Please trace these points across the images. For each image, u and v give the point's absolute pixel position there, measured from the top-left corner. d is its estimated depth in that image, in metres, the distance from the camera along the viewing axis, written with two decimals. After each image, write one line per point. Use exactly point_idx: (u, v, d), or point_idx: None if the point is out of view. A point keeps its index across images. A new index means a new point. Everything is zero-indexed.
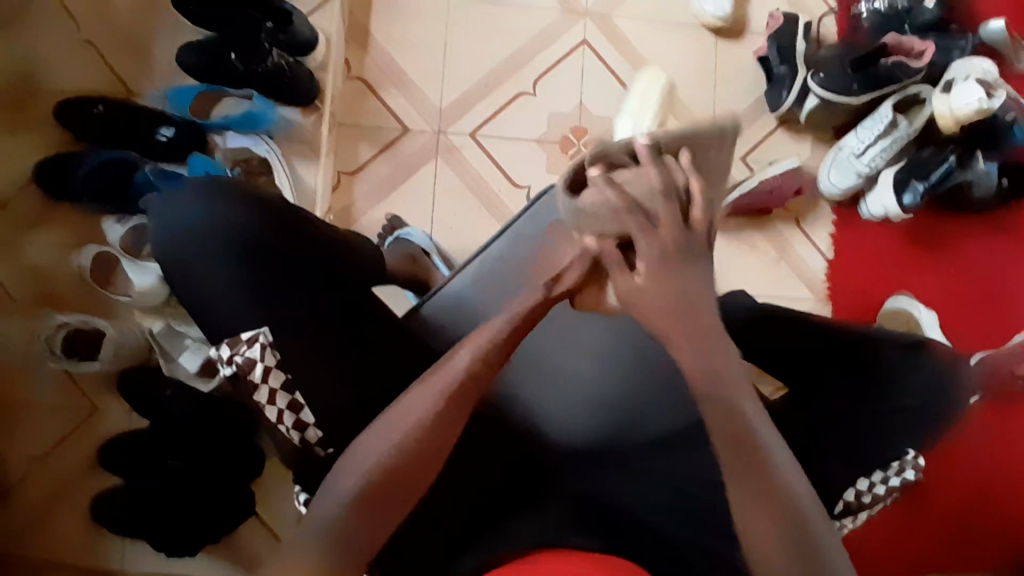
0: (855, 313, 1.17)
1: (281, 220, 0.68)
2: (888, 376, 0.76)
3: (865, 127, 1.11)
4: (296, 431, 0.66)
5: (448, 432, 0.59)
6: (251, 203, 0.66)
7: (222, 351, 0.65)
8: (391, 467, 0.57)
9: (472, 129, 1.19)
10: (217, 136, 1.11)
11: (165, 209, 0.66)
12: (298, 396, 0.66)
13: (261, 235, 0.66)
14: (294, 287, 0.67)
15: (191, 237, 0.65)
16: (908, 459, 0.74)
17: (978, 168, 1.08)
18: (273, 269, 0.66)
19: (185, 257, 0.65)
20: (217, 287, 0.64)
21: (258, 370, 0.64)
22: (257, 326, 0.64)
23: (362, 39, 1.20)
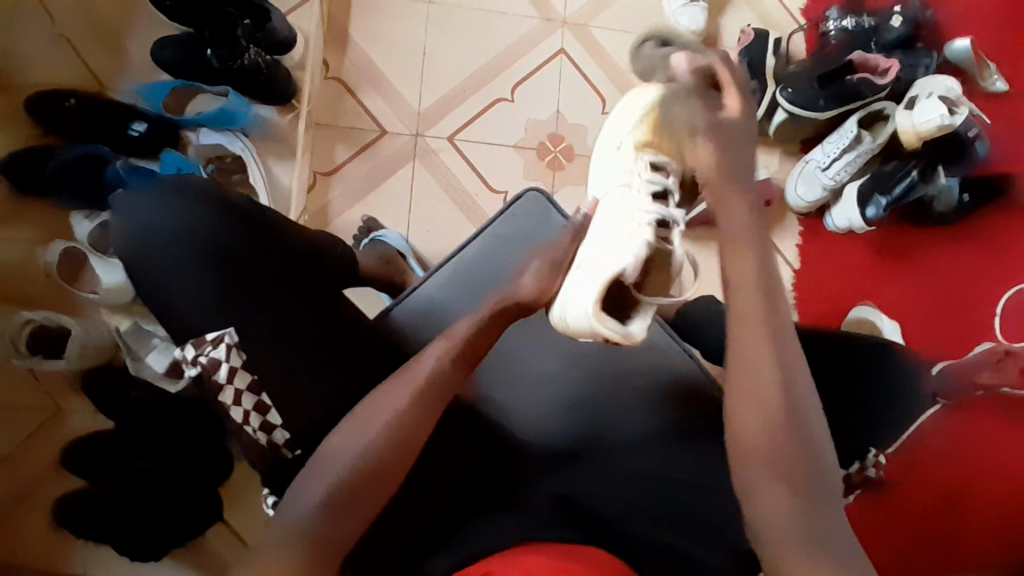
0: (822, 321, 1.20)
1: (252, 223, 0.68)
2: (853, 376, 0.78)
3: (831, 142, 1.15)
4: (263, 433, 0.66)
5: (421, 430, 0.61)
6: (220, 206, 0.67)
7: (187, 351, 0.65)
8: (367, 464, 0.58)
9: (450, 134, 1.20)
10: (190, 133, 1.10)
11: (129, 208, 0.66)
12: (264, 397, 0.65)
13: (236, 232, 0.67)
14: (275, 282, 0.67)
15: (164, 232, 0.64)
16: (869, 459, 0.78)
17: (940, 182, 1.11)
18: (244, 272, 0.66)
19: (154, 259, 0.64)
20: (189, 289, 0.65)
21: (224, 370, 0.64)
22: (223, 326, 0.64)
23: (341, 39, 1.20)
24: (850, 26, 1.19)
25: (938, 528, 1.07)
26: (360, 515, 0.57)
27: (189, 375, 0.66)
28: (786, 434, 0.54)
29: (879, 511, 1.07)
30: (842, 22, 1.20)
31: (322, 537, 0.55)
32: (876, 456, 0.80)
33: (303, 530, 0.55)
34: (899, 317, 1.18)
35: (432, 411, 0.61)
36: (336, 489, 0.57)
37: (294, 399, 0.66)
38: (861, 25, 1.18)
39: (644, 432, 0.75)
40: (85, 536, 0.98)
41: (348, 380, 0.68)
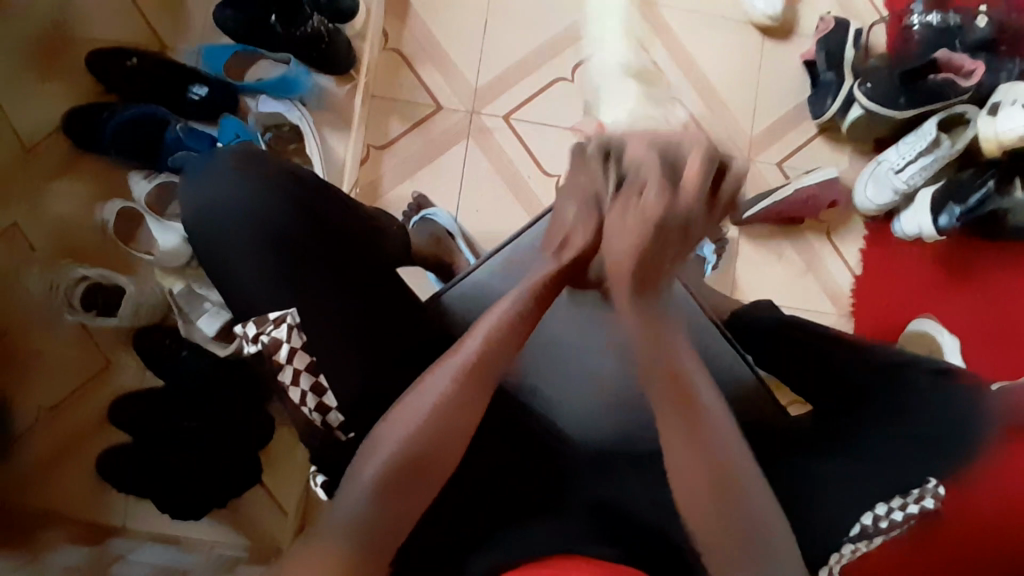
0: (876, 330, 1.16)
1: (316, 208, 0.67)
2: (914, 399, 0.74)
3: (907, 143, 1.10)
4: (318, 414, 0.66)
5: (460, 424, 0.59)
6: (286, 186, 0.67)
7: (249, 329, 0.64)
8: (408, 455, 0.57)
9: (505, 113, 1.17)
10: (250, 99, 1.10)
11: (202, 181, 0.67)
12: (322, 379, 0.65)
13: (298, 215, 0.66)
14: (332, 267, 0.66)
15: (230, 214, 0.65)
16: (928, 487, 0.69)
17: (1018, 195, 1.04)
18: (306, 252, 0.65)
19: (217, 232, 0.65)
20: (246, 265, 0.64)
21: (284, 350, 0.63)
22: (285, 307, 0.64)
23: (402, 9, 1.17)
24: (935, 23, 1.12)
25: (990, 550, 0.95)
26: (401, 514, 0.56)
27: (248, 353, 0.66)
28: (705, 497, 0.55)
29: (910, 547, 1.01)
30: (927, 18, 1.12)
31: (364, 533, 0.55)
32: (937, 488, 0.69)
33: (348, 530, 0.54)
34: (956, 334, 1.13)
35: (482, 392, 0.61)
36: (381, 479, 0.56)
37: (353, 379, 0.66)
38: (947, 22, 1.11)
39: (644, 449, 0.73)
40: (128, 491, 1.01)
41: (398, 370, 0.68)
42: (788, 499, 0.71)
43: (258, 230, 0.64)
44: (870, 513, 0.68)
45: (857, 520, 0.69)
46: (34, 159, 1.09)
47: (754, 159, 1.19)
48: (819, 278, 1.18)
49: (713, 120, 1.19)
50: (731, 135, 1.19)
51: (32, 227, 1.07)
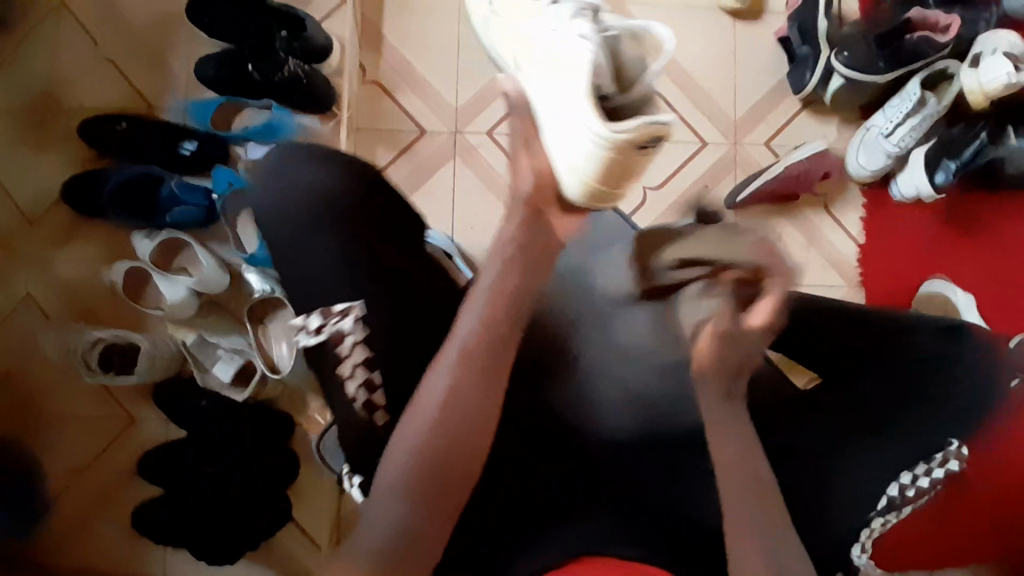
0: (886, 296, 1.14)
1: (370, 188, 0.73)
2: (939, 359, 0.73)
3: (893, 106, 1.09)
4: (366, 410, 0.67)
5: (473, 414, 0.60)
6: (343, 172, 0.73)
7: (312, 320, 0.68)
8: (425, 462, 0.58)
9: (489, 128, 1.18)
10: (238, 148, 1.12)
11: (268, 182, 0.73)
12: (376, 375, 0.67)
13: (359, 197, 0.72)
14: (388, 249, 0.72)
15: (302, 214, 0.70)
16: (951, 450, 0.69)
17: (1011, 143, 1.05)
18: (370, 231, 0.71)
19: (291, 224, 0.70)
20: (320, 253, 0.70)
21: (347, 342, 0.67)
22: (353, 300, 0.68)
23: (375, 42, 1.19)
24: None
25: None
26: (434, 524, 0.57)
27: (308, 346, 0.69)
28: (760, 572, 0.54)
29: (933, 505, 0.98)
30: None
31: (393, 552, 0.55)
32: (960, 448, 0.70)
33: (378, 549, 0.55)
34: (970, 288, 1.11)
35: (493, 374, 0.61)
36: (406, 492, 0.57)
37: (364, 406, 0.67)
38: None
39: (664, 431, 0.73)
40: (161, 541, 1.03)
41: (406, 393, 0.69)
42: (817, 475, 0.69)
43: (330, 216, 0.70)
44: (896, 484, 0.68)
45: (885, 493, 0.68)
46: (40, 227, 1.12)
47: (742, 142, 1.19)
48: (823, 251, 1.17)
49: (695, 109, 1.19)
50: (715, 120, 1.19)
51: (44, 293, 1.10)
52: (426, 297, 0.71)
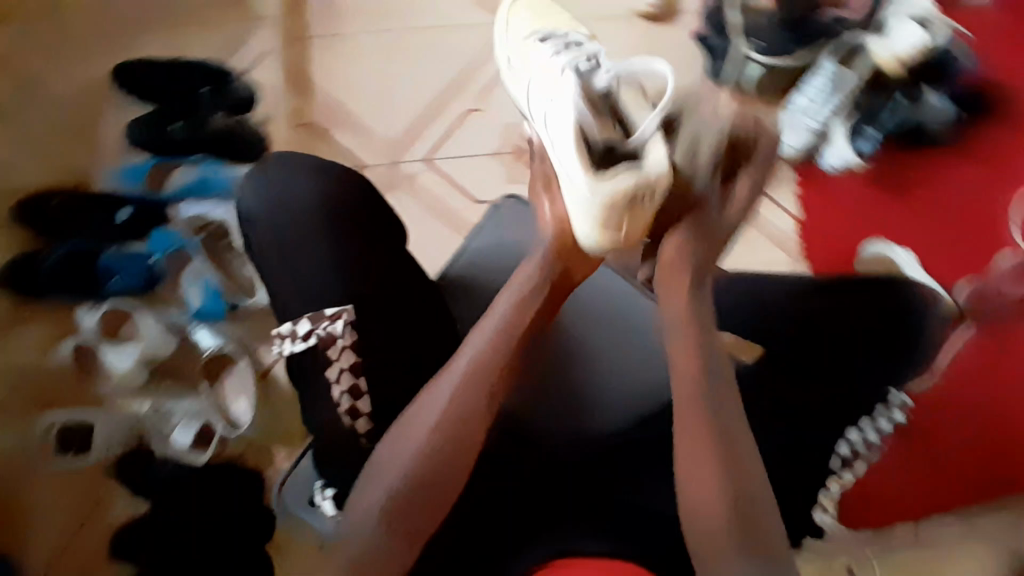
0: (832, 265, 1.16)
1: (357, 190, 0.76)
2: (883, 313, 0.74)
3: (811, 84, 1.12)
4: (349, 416, 0.67)
5: (468, 427, 0.61)
6: (328, 178, 0.75)
7: (300, 326, 0.69)
8: (417, 470, 0.59)
9: (426, 155, 1.15)
10: (171, 209, 1.07)
11: (258, 194, 0.74)
12: (361, 381, 0.68)
13: (348, 199, 0.75)
14: (380, 249, 0.74)
15: (294, 204, 0.73)
16: (893, 399, 0.72)
17: (922, 105, 1.17)
18: (364, 231, 0.74)
19: (285, 231, 0.72)
20: (316, 257, 0.72)
21: (338, 345, 0.68)
22: (343, 304, 0.70)
23: (302, 84, 1.17)
24: None
25: (974, 470, 1.07)
26: (417, 530, 0.59)
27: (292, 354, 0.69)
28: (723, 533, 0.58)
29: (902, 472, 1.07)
30: None
31: (371, 552, 0.58)
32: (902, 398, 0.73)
33: (357, 545, 0.59)
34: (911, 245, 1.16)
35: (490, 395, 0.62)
36: (390, 497, 0.59)
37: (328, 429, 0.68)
38: None
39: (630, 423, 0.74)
40: None
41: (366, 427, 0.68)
42: (785, 450, 0.69)
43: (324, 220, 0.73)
44: (845, 440, 0.69)
45: (835, 452, 0.68)
46: None
47: None
48: (764, 231, 1.18)
49: None
50: None
51: None
52: (374, 325, 0.71)
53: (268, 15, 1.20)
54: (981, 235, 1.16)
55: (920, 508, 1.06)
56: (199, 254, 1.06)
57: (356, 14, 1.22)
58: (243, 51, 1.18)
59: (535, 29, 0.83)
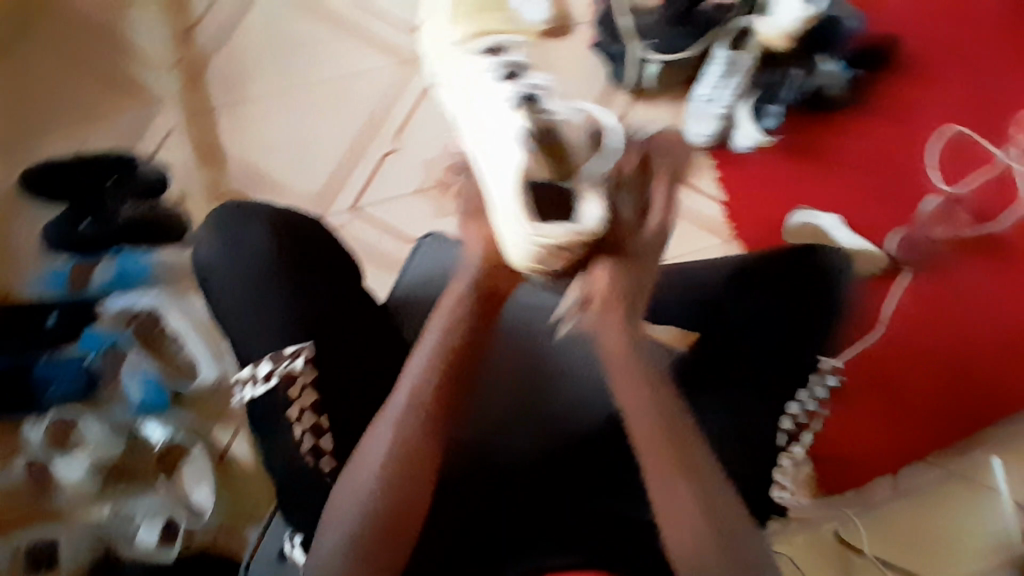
0: (763, 240, 1.18)
1: (305, 237, 0.76)
2: (807, 286, 0.77)
3: (707, 74, 1.18)
4: (313, 455, 0.66)
5: (418, 460, 0.61)
6: (276, 226, 0.75)
7: (260, 368, 0.68)
8: (374, 510, 0.60)
9: (351, 203, 1.14)
10: (100, 306, 1.04)
11: (209, 247, 0.74)
12: (322, 419, 0.68)
13: (295, 245, 0.74)
14: (333, 295, 0.74)
15: (246, 245, 0.73)
16: (824, 366, 0.75)
17: (819, 74, 1.21)
18: (313, 277, 0.74)
19: (236, 283, 0.72)
20: (268, 308, 0.71)
21: (298, 383, 0.68)
22: (302, 341, 0.70)
23: (213, 157, 1.16)
24: None
25: (930, 412, 1.09)
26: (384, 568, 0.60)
27: (250, 399, 0.69)
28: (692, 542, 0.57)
29: (878, 426, 1.10)
30: None
31: None
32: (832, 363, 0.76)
33: None
34: (835, 208, 1.19)
35: (433, 425, 0.62)
36: (350, 543, 0.59)
37: (291, 476, 0.67)
38: None
39: (576, 434, 0.75)
40: None
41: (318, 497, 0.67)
42: (733, 439, 0.71)
43: (274, 268, 0.73)
44: (788, 415, 0.73)
45: (781, 429, 0.74)
46: None
47: None
48: (690, 218, 1.20)
49: None
50: None
51: None
52: (320, 389, 0.69)
53: (167, 94, 1.19)
54: (897, 186, 1.21)
55: (892, 461, 1.07)
56: (135, 348, 1.04)
57: (257, 80, 1.21)
58: (149, 134, 1.16)
59: (471, 35, 0.75)
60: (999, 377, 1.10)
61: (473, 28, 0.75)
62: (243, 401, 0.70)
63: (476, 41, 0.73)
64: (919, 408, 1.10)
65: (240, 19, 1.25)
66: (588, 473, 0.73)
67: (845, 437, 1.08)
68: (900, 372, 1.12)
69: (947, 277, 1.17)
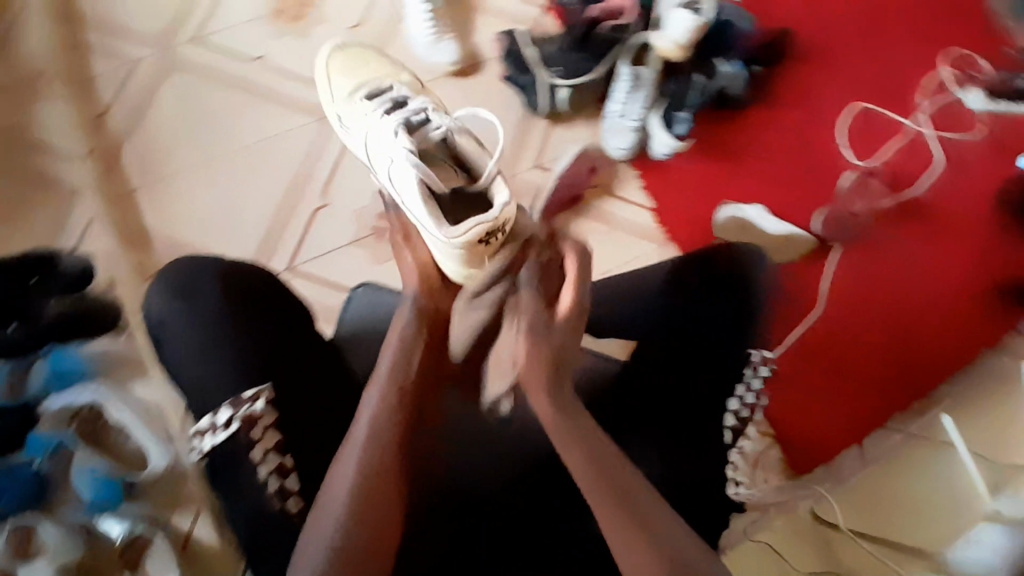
0: (695, 240, 1.22)
1: (255, 289, 0.73)
2: (730, 285, 0.82)
3: (616, 91, 1.21)
4: (280, 497, 0.64)
5: (389, 481, 0.61)
6: (223, 281, 0.73)
7: (220, 415, 0.65)
8: (347, 540, 0.58)
9: (288, 264, 1.14)
10: (42, 406, 1.00)
11: (160, 306, 0.71)
12: (287, 459, 0.66)
13: (245, 298, 0.72)
14: (287, 345, 0.71)
15: (200, 305, 0.71)
16: (754, 358, 0.79)
17: (722, 74, 1.24)
18: (265, 329, 0.71)
19: (188, 342, 0.69)
20: (219, 365, 0.68)
21: (258, 427, 0.65)
22: (260, 384, 0.67)
23: (140, 239, 1.14)
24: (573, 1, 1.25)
25: (872, 383, 1.17)
26: None
27: (207, 450, 0.65)
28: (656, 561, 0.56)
29: (827, 404, 1.17)
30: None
31: None
32: (762, 354, 0.80)
33: None
34: (758, 200, 1.25)
35: (400, 445, 0.63)
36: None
37: (256, 521, 0.64)
38: None
39: (542, 450, 0.77)
40: None
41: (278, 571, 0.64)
42: None
43: (224, 326, 0.70)
44: (728, 412, 0.77)
45: (723, 426, 0.77)
46: None
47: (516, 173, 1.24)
48: (623, 229, 1.23)
49: None
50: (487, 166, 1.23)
51: None
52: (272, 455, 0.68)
53: (82, 184, 1.16)
54: (812, 170, 1.27)
55: (844, 434, 1.15)
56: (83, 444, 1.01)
57: (174, 156, 1.19)
58: (69, 228, 1.14)
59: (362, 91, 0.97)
60: (930, 344, 1.19)
61: (362, 79, 0.98)
62: (202, 453, 0.65)
63: (360, 90, 0.96)
64: (860, 382, 1.18)
65: (145, 97, 1.22)
66: (562, 490, 0.75)
67: (797, 417, 1.16)
68: (840, 348, 1.19)
69: (877, 254, 1.24)
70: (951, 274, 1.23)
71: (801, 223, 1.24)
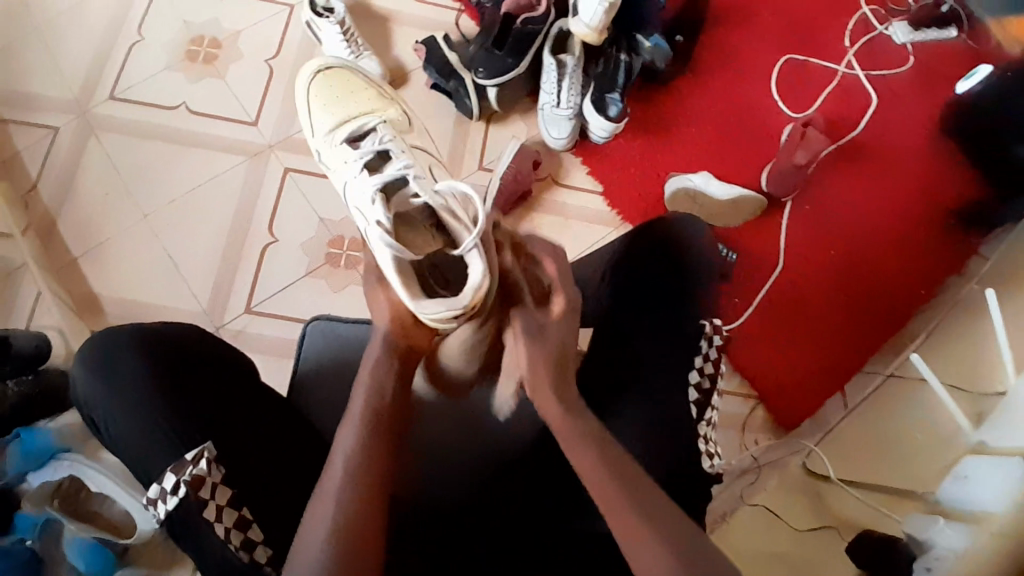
0: (646, 216, 1.22)
1: (183, 348, 0.72)
2: (670, 262, 0.81)
3: (545, 82, 1.20)
4: (245, 551, 0.64)
5: (374, 488, 0.56)
6: (146, 348, 0.71)
7: (166, 481, 0.65)
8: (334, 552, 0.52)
9: (244, 305, 1.14)
10: (23, 485, 0.98)
11: (85, 385, 0.71)
12: (246, 511, 0.65)
13: (172, 360, 0.71)
14: (224, 397, 0.71)
15: (125, 377, 0.70)
16: (708, 329, 0.76)
17: (646, 47, 1.22)
18: (194, 387, 0.70)
19: (120, 414, 0.69)
20: (152, 432, 0.68)
21: (208, 486, 0.64)
22: (200, 444, 0.66)
23: (94, 307, 1.14)
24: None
25: (835, 331, 1.18)
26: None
27: (163, 516, 0.65)
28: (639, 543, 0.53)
29: (793, 356, 1.17)
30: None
31: None
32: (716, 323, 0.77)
33: None
34: (702, 167, 1.24)
35: (385, 452, 0.58)
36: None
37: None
38: None
39: (509, 455, 0.77)
40: None
41: None
42: (648, 418, 0.72)
43: (154, 391, 0.70)
44: (691, 385, 0.73)
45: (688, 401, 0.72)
46: None
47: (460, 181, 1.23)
48: (577, 216, 1.22)
49: None
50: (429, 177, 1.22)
51: None
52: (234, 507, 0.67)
53: (21, 261, 1.14)
54: (751, 128, 1.27)
55: (813, 385, 1.15)
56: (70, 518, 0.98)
57: (112, 219, 1.18)
58: (18, 309, 1.12)
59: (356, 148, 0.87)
60: (892, 280, 1.19)
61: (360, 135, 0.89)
62: (160, 519, 0.66)
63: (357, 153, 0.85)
64: (823, 331, 1.18)
65: (72, 164, 1.20)
66: (554, 489, 0.73)
67: (766, 374, 1.16)
68: (802, 299, 1.19)
69: (825, 200, 1.24)
70: (901, 213, 1.23)
71: (749, 183, 1.24)
